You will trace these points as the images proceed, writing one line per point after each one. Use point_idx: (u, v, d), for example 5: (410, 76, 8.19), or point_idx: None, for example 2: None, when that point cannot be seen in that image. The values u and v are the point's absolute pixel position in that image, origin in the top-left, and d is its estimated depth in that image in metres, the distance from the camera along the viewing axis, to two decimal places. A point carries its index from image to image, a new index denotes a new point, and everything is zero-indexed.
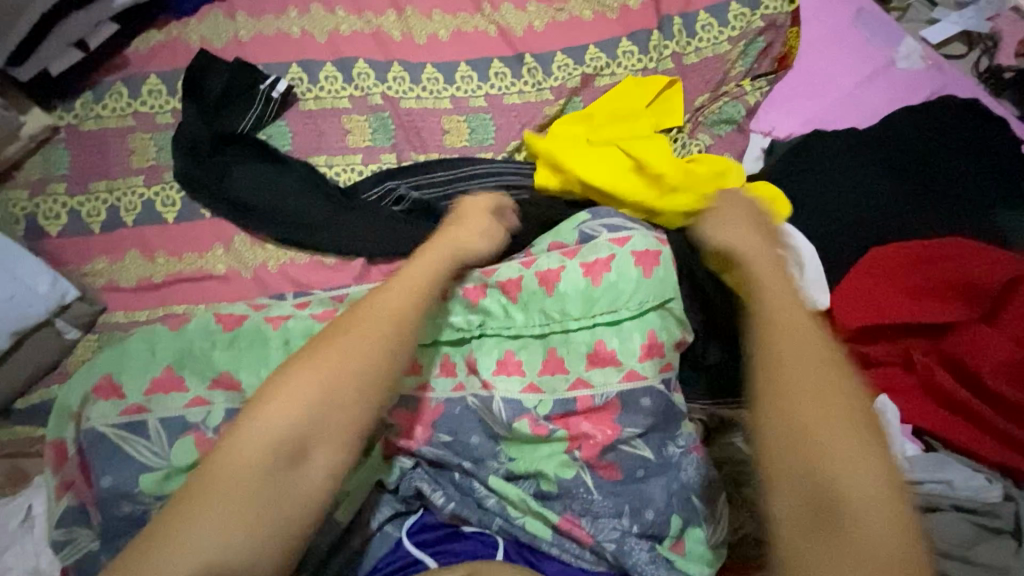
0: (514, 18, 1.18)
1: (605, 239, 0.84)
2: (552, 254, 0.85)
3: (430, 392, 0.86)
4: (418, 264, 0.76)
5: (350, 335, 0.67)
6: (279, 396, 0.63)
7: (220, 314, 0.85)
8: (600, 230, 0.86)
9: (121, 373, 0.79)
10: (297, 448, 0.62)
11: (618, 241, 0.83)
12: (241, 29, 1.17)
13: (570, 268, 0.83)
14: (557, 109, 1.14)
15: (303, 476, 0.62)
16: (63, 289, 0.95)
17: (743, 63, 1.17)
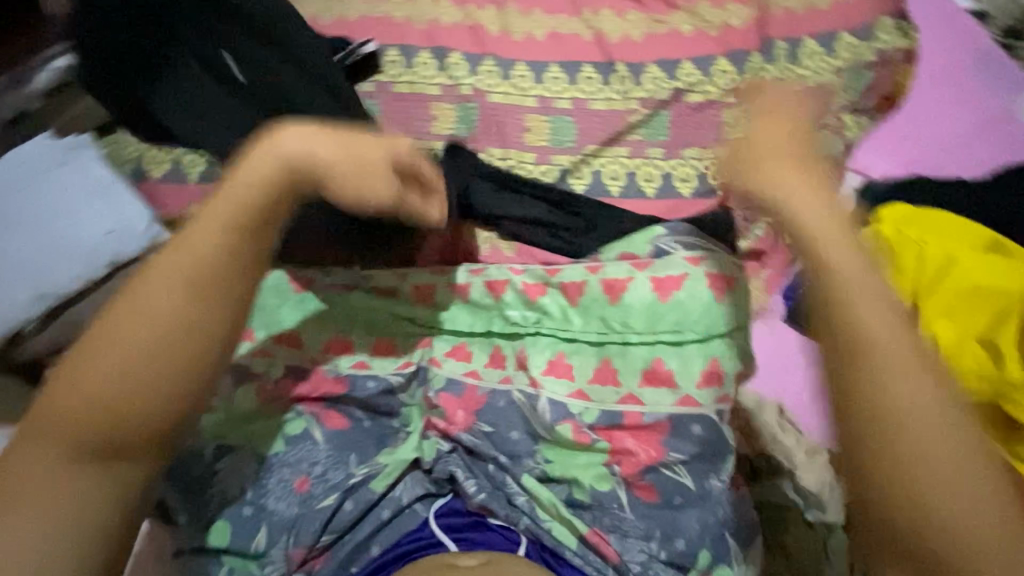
0: (612, 25, 1.18)
1: (680, 256, 0.84)
2: (621, 264, 0.86)
3: (478, 378, 0.88)
4: (243, 180, 0.68)
5: (110, 350, 0.62)
6: (79, 377, 0.62)
7: (293, 274, 0.92)
8: (675, 247, 0.86)
9: None
10: (83, 451, 0.61)
11: (693, 262, 0.83)
12: (350, 10, 1.22)
13: (638, 281, 0.84)
14: (642, 120, 1.12)
15: (99, 490, 0.61)
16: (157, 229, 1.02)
17: (845, 96, 1.12)
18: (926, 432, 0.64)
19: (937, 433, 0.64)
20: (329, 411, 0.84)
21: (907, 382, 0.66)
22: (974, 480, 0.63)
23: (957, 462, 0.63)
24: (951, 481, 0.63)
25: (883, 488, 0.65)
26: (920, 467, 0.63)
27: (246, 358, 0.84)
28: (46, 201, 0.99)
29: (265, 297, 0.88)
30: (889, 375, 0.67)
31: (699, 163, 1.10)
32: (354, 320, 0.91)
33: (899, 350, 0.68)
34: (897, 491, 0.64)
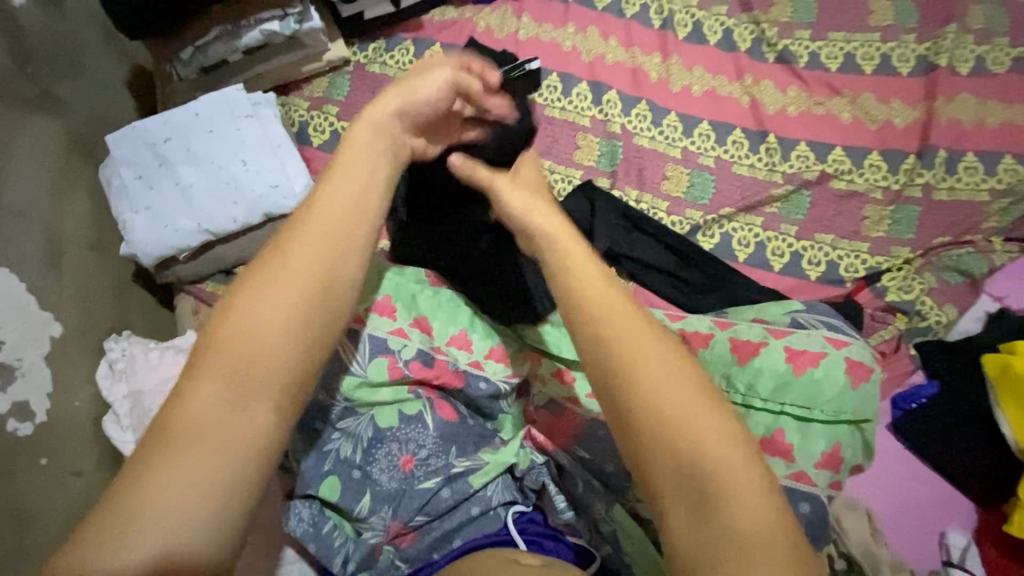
0: (771, 97, 1.19)
1: (821, 333, 0.83)
2: (755, 328, 0.85)
3: (580, 406, 0.89)
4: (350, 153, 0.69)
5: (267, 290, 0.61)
6: (232, 332, 0.59)
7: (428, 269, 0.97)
8: (815, 324, 0.85)
9: (351, 283, 0.90)
10: (244, 392, 0.57)
11: (834, 343, 0.82)
12: (522, 29, 1.27)
13: (772, 347, 0.82)
14: (783, 193, 1.13)
15: (247, 417, 0.57)
16: None
17: (999, 219, 1.10)
18: (666, 376, 0.55)
19: (683, 430, 0.53)
20: (441, 400, 0.89)
21: (665, 377, 0.55)
22: (693, 450, 0.53)
23: (706, 400, 0.54)
24: (697, 416, 0.54)
25: (678, 477, 0.53)
26: (643, 435, 0.54)
27: (382, 334, 0.88)
28: (224, 147, 1.07)
29: (404, 280, 0.93)
30: (605, 339, 0.57)
31: (831, 251, 1.10)
32: (472, 324, 0.93)
33: (631, 331, 0.57)
34: (687, 478, 0.52)
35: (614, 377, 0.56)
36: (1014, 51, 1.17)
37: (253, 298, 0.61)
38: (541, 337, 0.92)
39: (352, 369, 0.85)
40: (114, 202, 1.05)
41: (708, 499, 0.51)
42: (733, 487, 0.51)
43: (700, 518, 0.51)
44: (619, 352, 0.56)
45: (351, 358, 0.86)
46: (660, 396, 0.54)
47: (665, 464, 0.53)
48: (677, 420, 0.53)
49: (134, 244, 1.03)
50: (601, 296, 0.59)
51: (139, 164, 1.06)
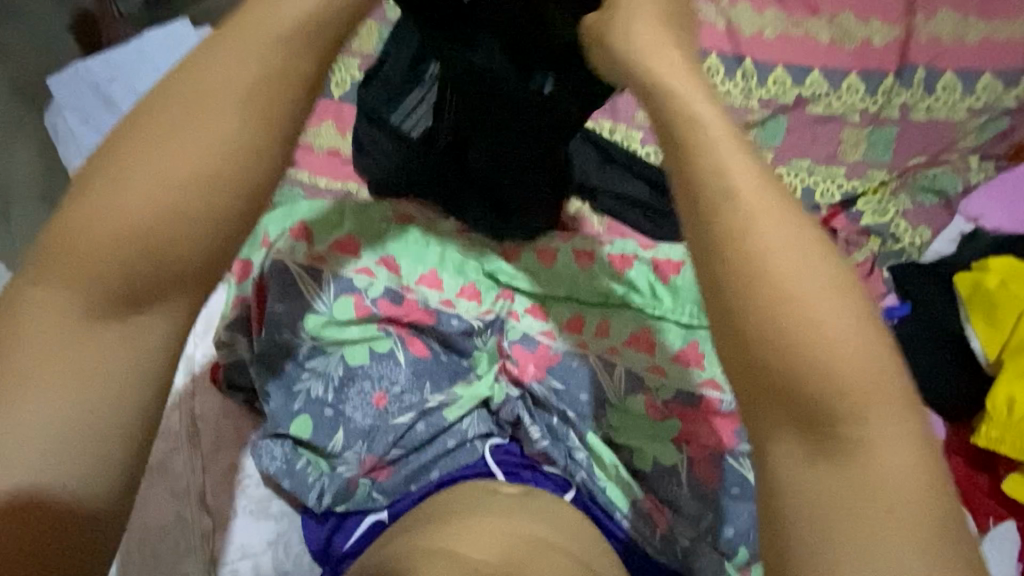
0: (747, 19, 1.14)
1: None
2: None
3: (554, 339, 0.89)
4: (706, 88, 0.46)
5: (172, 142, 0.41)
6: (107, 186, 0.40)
7: (396, 206, 0.93)
8: None
9: (313, 224, 0.89)
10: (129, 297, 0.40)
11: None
12: None
13: None
14: (759, 120, 1.10)
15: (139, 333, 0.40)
16: None
17: (976, 138, 1.09)
18: (784, 251, 0.39)
19: (826, 344, 0.38)
20: (412, 337, 0.88)
21: (794, 271, 0.39)
22: (805, 368, 0.38)
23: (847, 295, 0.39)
24: (834, 312, 0.39)
25: (819, 397, 0.38)
26: (775, 361, 0.38)
27: (349, 275, 0.87)
28: (156, 74, 0.98)
29: (368, 218, 0.91)
30: (755, 224, 0.40)
31: (808, 177, 1.08)
32: (443, 260, 0.91)
33: (746, 179, 0.41)
34: (817, 397, 0.38)
35: (724, 259, 0.40)
36: None
37: (125, 158, 0.40)
38: (513, 273, 0.91)
39: (318, 310, 0.85)
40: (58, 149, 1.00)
41: (832, 429, 0.38)
42: (874, 411, 0.38)
43: (818, 451, 0.38)
44: (754, 237, 0.40)
45: (319, 300, 0.85)
46: (801, 306, 0.38)
47: (771, 364, 0.38)
48: (825, 348, 0.38)
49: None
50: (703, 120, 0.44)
51: (82, 107, 1.00)
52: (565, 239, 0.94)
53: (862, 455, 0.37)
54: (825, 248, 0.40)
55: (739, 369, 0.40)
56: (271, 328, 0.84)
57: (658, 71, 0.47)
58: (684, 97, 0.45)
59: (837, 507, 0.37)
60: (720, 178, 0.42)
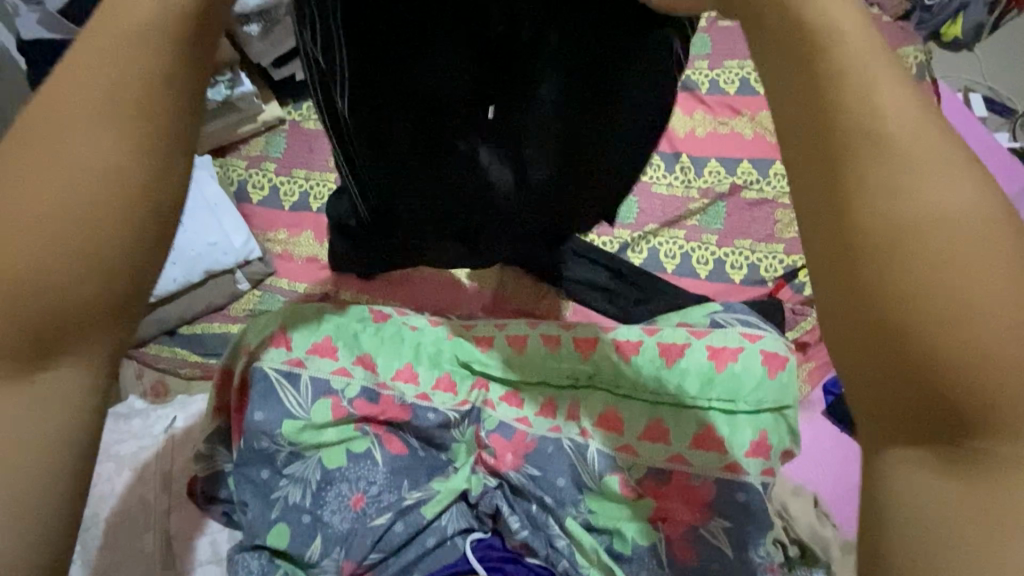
0: (680, 121, 1.29)
1: (737, 330, 0.89)
2: (680, 330, 0.91)
3: (529, 426, 0.92)
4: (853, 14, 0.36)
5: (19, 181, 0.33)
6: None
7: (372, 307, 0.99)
8: (733, 322, 0.91)
9: (291, 327, 0.93)
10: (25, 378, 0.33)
11: (750, 336, 0.88)
12: None
13: (695, 347, 0.89)
14: (700, 206, 1.22)
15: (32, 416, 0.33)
16: (252, 248, 1.15)
17: None
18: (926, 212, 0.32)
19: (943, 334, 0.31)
20: (390, 435, 0.90)
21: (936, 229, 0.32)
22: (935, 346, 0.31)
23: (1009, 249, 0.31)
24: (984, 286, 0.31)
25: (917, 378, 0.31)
26: (935, 354, 0.31)
27: (325, 376, 0.91)
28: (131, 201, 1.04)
29: (345, 320, 0.95)
30: (906, 169, 0.33)
31: (750, 254, 1.19)
32: (418, 355, 0.95)
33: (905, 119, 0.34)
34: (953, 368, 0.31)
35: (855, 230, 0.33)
36: None
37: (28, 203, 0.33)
38: (485, 364, 0.95)
39: (294, 413, 0.87)
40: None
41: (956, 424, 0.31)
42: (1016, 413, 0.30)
43: (950, 467, 0.31)
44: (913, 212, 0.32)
45: (294, 403, 0.88)
46: (969, 289, 0.31)
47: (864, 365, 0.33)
48: (987, 355, 0.30)
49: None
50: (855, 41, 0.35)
51: None
52: (533, 325, 0.98)
53: (1018, 486, 0.30)
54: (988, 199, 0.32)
55: (873, 381, 0.33)
56: (250, 434, 0.85)
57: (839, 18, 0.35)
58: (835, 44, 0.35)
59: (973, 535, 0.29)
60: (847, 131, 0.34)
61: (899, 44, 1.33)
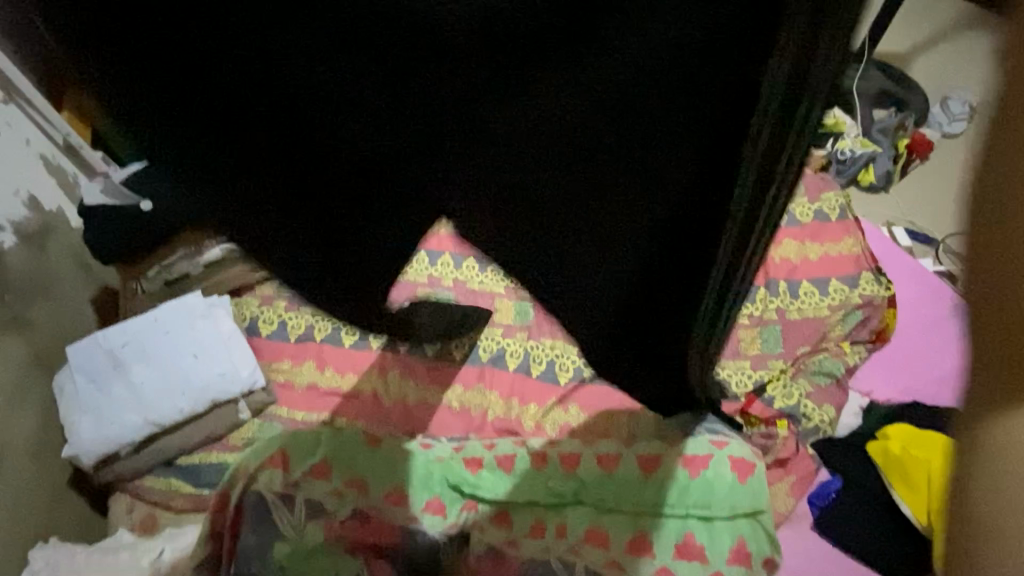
0: None
1: (705, 438, 0.95)
2: (654, 441, 0.97)
3: (519, 548, 0.94)
4: None
5: None
6: None
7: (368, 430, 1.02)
8: (702, 431, 0.97)
9: (292, 450, 0.98)
10: None
11: (717, 443, 0.94)
12: None
13: (669, 457, 0.94)
14: None
15: None
16: (257, 377, 1.21)
17: (842, 326, 1.32)
18: None
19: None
20: (377, 559, 0.92)
21: None
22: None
23: None
24: None
25: None
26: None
27: (320, 497, 0.95)
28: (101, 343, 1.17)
29: (341, 442, 1.00)
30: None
31: (720, 370, 1.28)
32: (410, 475, 0.98)
33: None
34: None
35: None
36: (813, 205, 1.49)
37: None
38: (474, 485, 0.98)
39: (285, 535, 0.91)
40: (63, 403, 1.15)
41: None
42: None
43: None
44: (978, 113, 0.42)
45: (286, 525, 0.92)
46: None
47: None
48: None
49: (81, 441, 1.11)
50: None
51: (92, 369, 1.16)
52: (520, 445, 1.02)
53: None
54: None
55: None
56: (243, 561, 0.89)
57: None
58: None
59: None
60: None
61: (823, 188, 1.51)
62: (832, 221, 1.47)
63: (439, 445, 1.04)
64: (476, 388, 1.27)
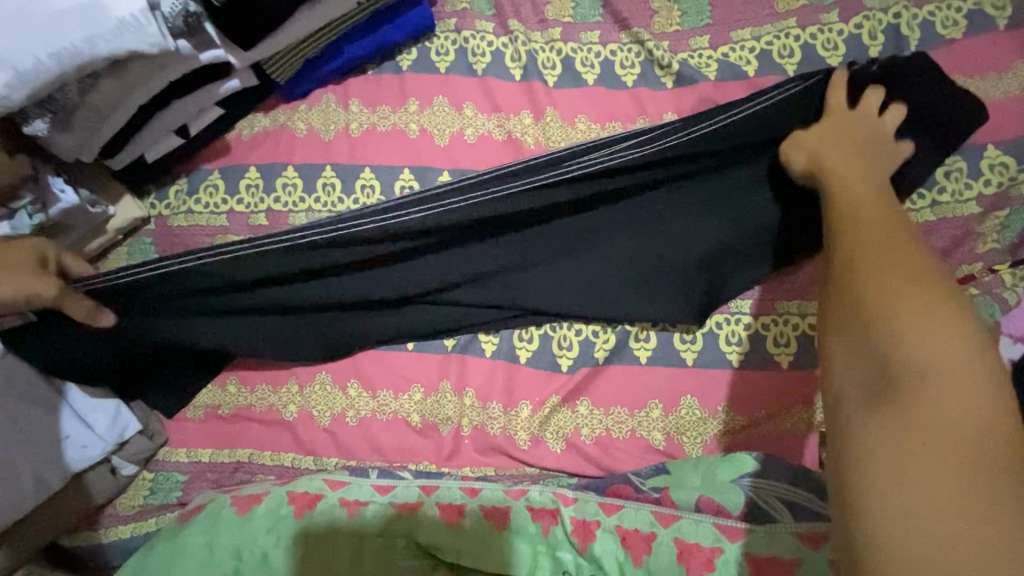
0: None
1: (785, 526, 0.67)
2: (705, 523, 0.69)
3: None
4: (873, 254, 0.55)
5: None
6: None
7: (294, 491, 0.80)
8: (779, 506, 0.69)
9: (175, 567, 0.75)
10: None
11: (809, 541, 0.65)
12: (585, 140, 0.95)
13: (730, 555, 0.66)
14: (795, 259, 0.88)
15: None
16: (124, 423, 0.86)
17: (1001, 238, 0.84)
18: (955, 393, 0.45)
19: (955, 438, 0.44)
20: None
21: (898, 319, 0.49)
22: (886, 319, 0.50)
23: (946, 457, 0.43)
24: (936, 321, 0.48)
25: (846, 325, 0.53)
26: (920, 376, 0.47)
27: None
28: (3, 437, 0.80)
29: (249, 532, 0.77)
30: (891, 299, 0.51)
31: (798, 322, 0.87)
32: (359, 553, 0.76)
33: (900, 277, 0.52)
34: (868, 395, 0.49)
35: (904, 403, 0.46)
36: (966, 4, 0.92)
37: None
38: (455, 552, 0.75)
39: None
40: (45, 388, 0.83)
41: (897, 381, 0.48)
42: (937, 405, 0.45)
43: (879, 401, 0.48)
44: (876, 311, 0.51)
45: None
46: (907, 351, 0.48)
47: (873, 454, 0.46)
48: (948, 428, 0.44)
49: (92, 435, 0.84)
50: (878, 324, 0.50)
51: None
52: (517, 494, 0.78)
53: (920, 399, 0.46)
54: (905, 394, 0.46)
55: (864, 372, 0.50)
56: None
57: (859, 275, 0.54)
58: (922, 372, 0.47)
59: (904, 417, 0.46)
60: (903, 365, 0.48)
61: None
62: (997, 31, 0.91)
63: (402, 488, 0.81)
64: (441, 393, 0.89)
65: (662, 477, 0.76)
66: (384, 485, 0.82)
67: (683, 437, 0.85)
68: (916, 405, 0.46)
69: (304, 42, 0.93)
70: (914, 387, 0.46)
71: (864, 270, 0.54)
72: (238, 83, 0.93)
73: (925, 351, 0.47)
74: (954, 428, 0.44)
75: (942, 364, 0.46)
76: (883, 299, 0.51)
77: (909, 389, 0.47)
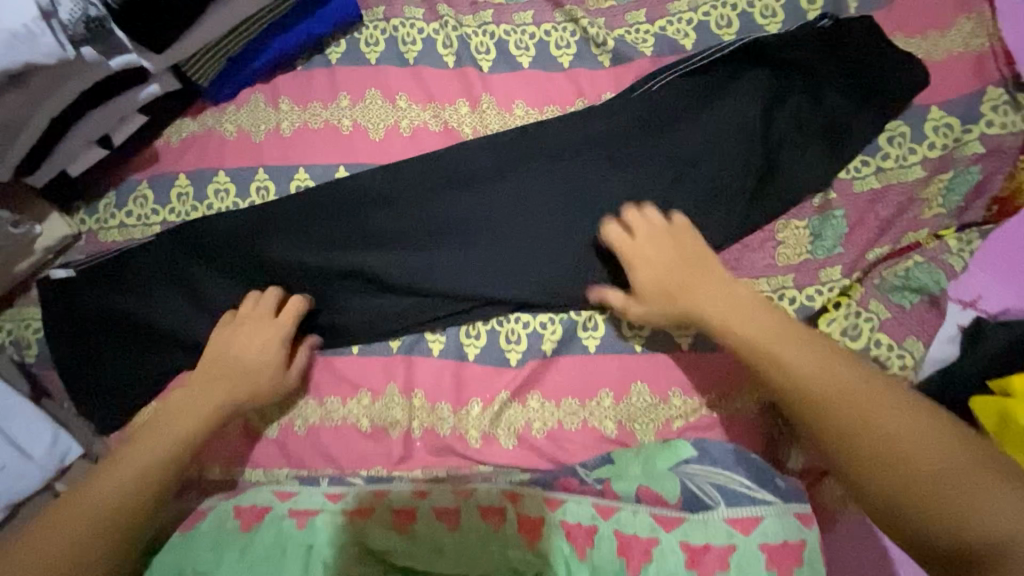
0: None
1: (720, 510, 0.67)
2: (642, 515, 0.70)
3: None
4: (752, 326, 0.72)
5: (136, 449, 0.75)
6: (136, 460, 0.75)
7: (241, 506, 0.79)
8: (713, 492, 0.70)
9: None
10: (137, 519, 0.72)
11: (740, 527, 0.67)
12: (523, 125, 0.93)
13: (666, 547, 0.68)
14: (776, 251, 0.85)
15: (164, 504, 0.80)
16: (65, 447, 0.83)
17: (946, 202, 0.82)
18: (851, 390, 0.65)
19: (883, 426, 0.62)
20: None
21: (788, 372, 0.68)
22: (819, 423, 0.65)
23: (896, 447, 0.60)
24: (813, 360, 0.68)
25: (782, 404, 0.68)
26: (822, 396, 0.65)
27: None
28: None
29: (195, 550, 0.75)
30: (830, 440, 0.64)
31: None
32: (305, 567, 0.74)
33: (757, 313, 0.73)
34: (817, 435, 0.65)
35: (841, 429, 0.63)
36: None
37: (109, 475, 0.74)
38: (405, 556, 0.73)
39: None
40: None
41: (817, 411, 0.65)
42: (852, 414, 0.63)
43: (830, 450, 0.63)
44: (801, 417, 0.66)
45: None
46: (807, 397, 0.66)
47: (887, 481, 0.60)
48: (883, 424, 0.62)
49: (31, 462, 0.81)
50: (833, 426, 0.64)
51: None
52: (465, 495, 0.77)
53: (838, 414, 0.64)
54: (822, 412, 0.65)
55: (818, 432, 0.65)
56: None
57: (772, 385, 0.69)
58: (823, 392, 0.66)
59: (857, 447, 0.62)
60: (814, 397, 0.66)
61: None
62: None
63: (352, 495, 0.79)
64: (389, 396, 0.87)
65: (606, 467, 0.75)
66: (334, 493, 0.80)
67: (634, 425, 0.83)
68: (827, 405, 0.65)
69: (223, 40, 0.89)
70: (819, 400, 0.65)
71: (805, 413, 0.66)
72: (157, 87, 0.89)
73: (809, 371, 0.67)
74: (882, 422, 0.62)
75: (829, 376, 0.66)
76: (794, 389, 0.67)
77: (824, 407, 0.65)
